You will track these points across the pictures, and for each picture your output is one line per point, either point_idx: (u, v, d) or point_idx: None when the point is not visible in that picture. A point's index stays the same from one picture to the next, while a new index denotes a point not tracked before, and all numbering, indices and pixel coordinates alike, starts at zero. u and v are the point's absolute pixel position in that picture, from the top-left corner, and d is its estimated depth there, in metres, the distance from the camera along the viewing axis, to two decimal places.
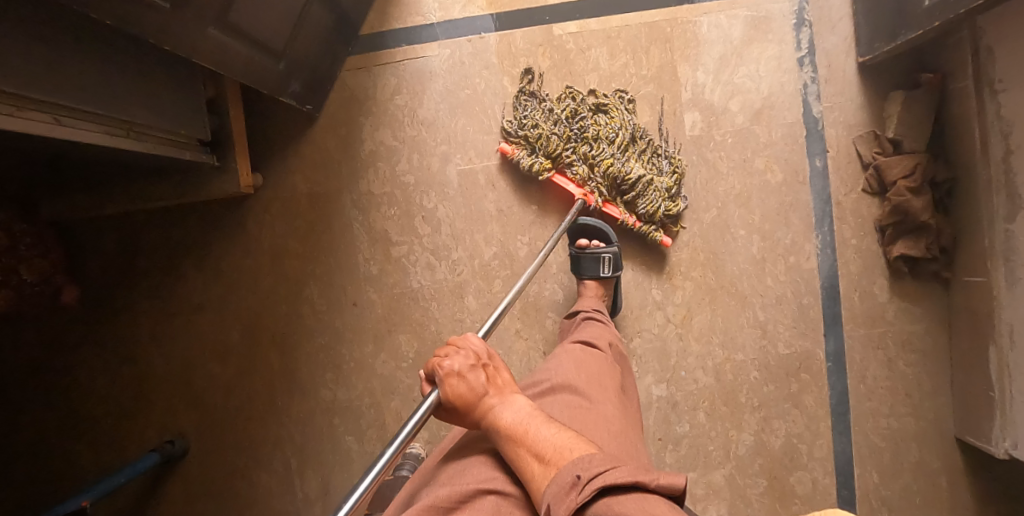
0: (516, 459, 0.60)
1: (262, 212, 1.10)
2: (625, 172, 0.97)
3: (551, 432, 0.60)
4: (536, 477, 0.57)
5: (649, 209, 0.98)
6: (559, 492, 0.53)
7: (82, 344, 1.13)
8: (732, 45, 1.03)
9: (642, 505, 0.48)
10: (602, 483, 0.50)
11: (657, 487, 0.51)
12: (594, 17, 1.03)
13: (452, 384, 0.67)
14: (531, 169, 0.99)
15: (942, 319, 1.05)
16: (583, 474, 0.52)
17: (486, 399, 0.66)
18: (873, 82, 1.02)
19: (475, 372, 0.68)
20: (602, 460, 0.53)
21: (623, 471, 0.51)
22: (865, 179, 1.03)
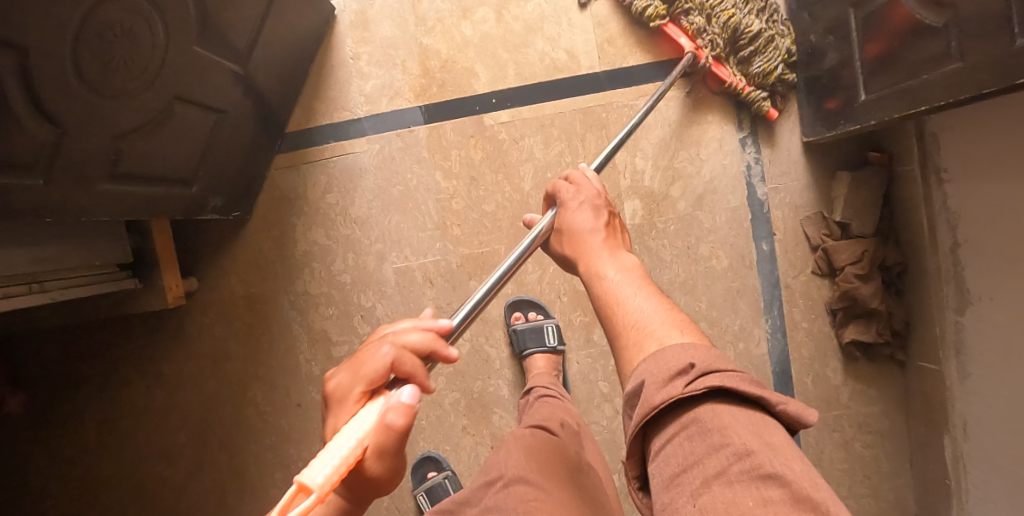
0: (610, 311, 0.60)
1: (201, 314, 1.08)
2: (746, 26, 0.90)
3: (650, 303, 0.58)
4: (629, 342, 0.55)
5: (763, 69, 0.92)
6: (661, 373, 0.48)
7: (26, 452, 1.11)
8: (670, 128, 0.99)
9: (757, 424, 0.44)
10: (716, 381, 0.45)
11: (776, 411, 0.46)
12: (525, 105, 0.99)
13: (567, 217, 0.70)
14: (645, 14, 0.94)
15: (900, 399, 1.02)
16: (697, 364, 0.47)
17: (592, 239, 0.68)
18: (819, 161, 0.98)
19: (595, 211, 0.71)
20: (718, 356, 0.49)
21: (748, 382, 0.46)
22: (814, 261, 0.99)
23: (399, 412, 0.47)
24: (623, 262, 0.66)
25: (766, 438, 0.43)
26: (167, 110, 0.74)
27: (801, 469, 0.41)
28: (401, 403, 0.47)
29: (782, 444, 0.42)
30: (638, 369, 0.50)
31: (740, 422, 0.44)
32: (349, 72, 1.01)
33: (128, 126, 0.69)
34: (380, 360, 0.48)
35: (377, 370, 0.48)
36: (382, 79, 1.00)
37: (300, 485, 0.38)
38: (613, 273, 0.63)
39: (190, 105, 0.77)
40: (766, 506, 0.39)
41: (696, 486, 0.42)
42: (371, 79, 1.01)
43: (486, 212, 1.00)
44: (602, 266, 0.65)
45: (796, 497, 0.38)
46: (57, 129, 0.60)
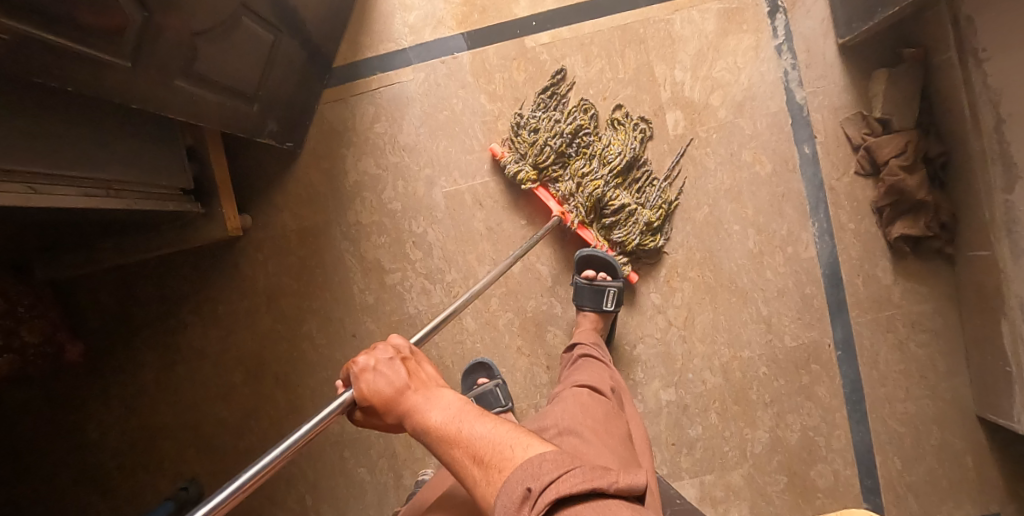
0: (454, 455, 0.54)
1: (253, 253, 1.10)
2: (609, 199, 0.98)
3: (493, 430, 0.54)
4: (476, 481, 0.51)
5: (623, 236, 0.99)
6: (507, 505, 0.46)
7: (85, 401, 1.11)
8: (708, 39, 1.01)
9: (605, 512, 0.45)
10: (556, 495, 0.45)
11: (613, 492, 0.48)
12: (565, 25, 1.02)
13: (369, 387, 0.60)
14: (517, 174, 0.99)
15: (951, 296, 1.03)
16: (534, 485, 0.46)
17: (410, 398, 0.59)
18: (854, 63, 1.00)
19: (392, 367, 0.62)
20: (553, 461, 0.48)
21: (578, 476, 0.47)
22: (857, 162, 1.01)
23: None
24: (452, 398, 0.59)
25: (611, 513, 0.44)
26: (233, 17, 0.75)
27: None
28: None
29: None
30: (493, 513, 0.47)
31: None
32: (392, 5, 1.04)
33: (201, 25, 0.70)
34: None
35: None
36: (424, 9, 1.04)
37: None
38: (443, 416, 0.57)
39: (252, 16, 0.79)
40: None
41: None
42: (414, 10, 1.04)
43: None
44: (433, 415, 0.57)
45: None
46: (145, 13, 0.61)
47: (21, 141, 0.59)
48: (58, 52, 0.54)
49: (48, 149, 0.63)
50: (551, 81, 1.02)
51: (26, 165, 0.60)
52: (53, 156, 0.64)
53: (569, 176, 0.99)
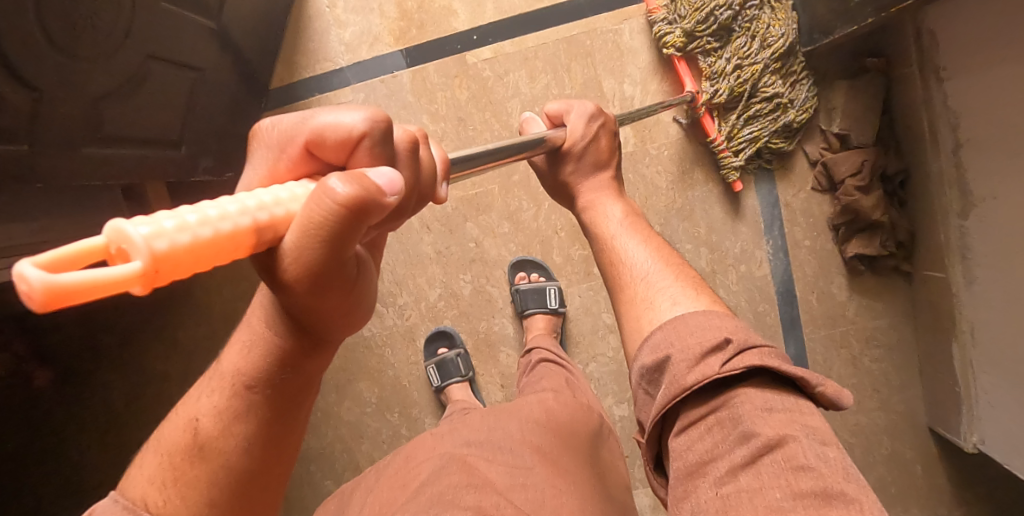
0: (614, 260, 0.66)
1: (210, 278, 1.11)
2: (761, 88, 0.90)
3: (654, 258, 0.63)
4: (637, 298, 0.60)
5: (754, 132, 0.93)
6: (692, 349, 0.49)
7: (55, 425, 1.13)
8: (658, 50, 0.96)
9: (796, 407, 0.44)
10: (754, 363, 0.46)
11: (815, 393, 0.46)
12: (507, 39, 0.97)
13: (580, 140, 0.70)
14: (663, 38, 0.92)
15: (907, 310, 1.01)
16: (735, 342, 0.47)
17: (591, 181, 0.72)
18: (814, 72, 0.95)
19: (602, 141, 0.72)
20: (749, 333, 0.50)
21: (790, 365, 0.46)
22: (813, 178, 0.97)
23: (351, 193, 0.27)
24: (628, 209, 0.71)
25: (800, 421, 0.43)
26: (143, 70, 0.73)
27: (833, 456, 0.41)
28: (363, 177, 0.27)
29: (819, 430, 0.42)
30: (659, 336, 0.53)
31: (772, 405, 0.44)
32: (326, 22, 1.00)
33: (106, 87, 0.69)
34: (337, 124, 0.31)
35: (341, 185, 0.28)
36: (360, 26, 0.99)
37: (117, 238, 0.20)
38: (619, 216, 0.70)
39: (167, 64, 0.77)
40: (795, 499, 0.38)
41: (724, 472, 0.42)
42: (349, 26, 1.00)
43: None
44: (610, 210, 0.70)
45: (824, 487, 0.38)
46: (34, 93, 0.60)
47: None
48: None
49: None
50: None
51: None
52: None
53: (734, 56, 0.89)
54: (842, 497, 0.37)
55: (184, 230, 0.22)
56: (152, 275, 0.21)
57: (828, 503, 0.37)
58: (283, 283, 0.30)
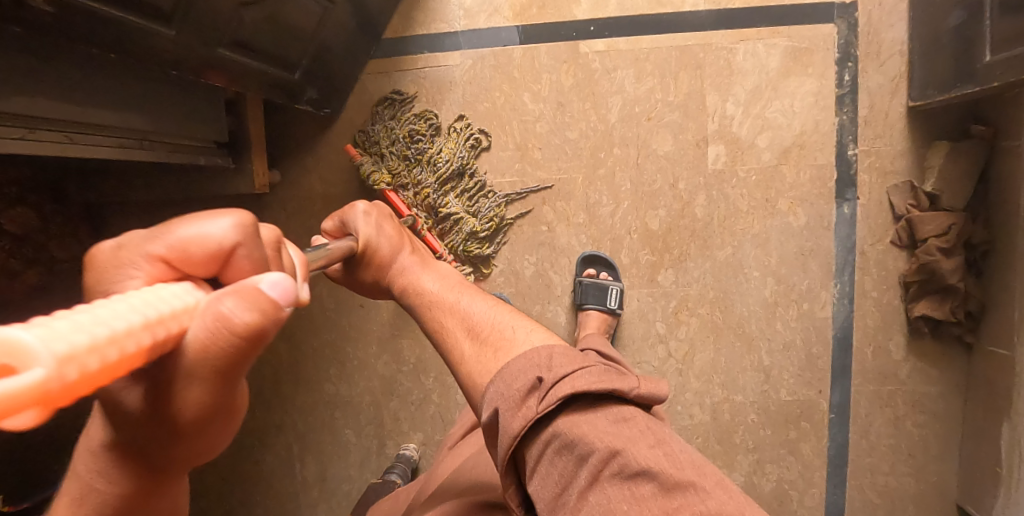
0: (445, 320, 0.58)
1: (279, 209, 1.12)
2: (439, 206, 1.00)
3: (477, 302, 0.59)
4: (467, 355, 0.54)
5: (461, 238, 1.02)
6: (511, 396, 0.47)
7: None
8: (768, 76, 0.97)
9: (620, 419, 0.46)
10: (565, 392, 0.45)
11: (633, 396, 0.48)
12: (623, 36, 0.99)
13: (371, 240, 0.65)
14: (370, 177, 0.99)
15: (960, 382, 1.00)
16: (547, 377, 0.46)
17: (402, 260, 0.66)
18: (918, 129, 0.95)
19: (391, 227, 0.68)
20: (564, 356, 0.48)
21: (593, 377, 0.47)
22: (895, 232, 0.97)
23: (255, 255, 0.30)
24: (439, 269, 0.66)
25: (627, 428, 0.45)
26: None
27: (661, 453, 0.44)
28: (259, 290, 0.25)
29: (643, 433, 0.45)
30: (487, 395, 0.49)
31: (597, 424, 0.45)
32: None
33: None
34: (201, 235, 0.28)
35: (202, 238, 0.28)
36: None
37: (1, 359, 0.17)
38: (431, 281, 0.63)
39: None
40: (640, 504, 0.41)
41: (575, 502, 0.44)
42: None
43: (568, 138, 1.02)
44: (421, 278, 0.64)
45: (661, 487, 0.42)
46: None
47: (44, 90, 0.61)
48: (102, 15, 0.55)
49: (74, 98, 0.64)
50: (387, 98, 1.04)
51: (44, 113, 0.61)
52: (79, 104, 0.65)
53: (404, 178, 1.00)
54: (679, 491, 0.42)
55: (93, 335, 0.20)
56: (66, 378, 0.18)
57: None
58: (175, 423, 0.29)
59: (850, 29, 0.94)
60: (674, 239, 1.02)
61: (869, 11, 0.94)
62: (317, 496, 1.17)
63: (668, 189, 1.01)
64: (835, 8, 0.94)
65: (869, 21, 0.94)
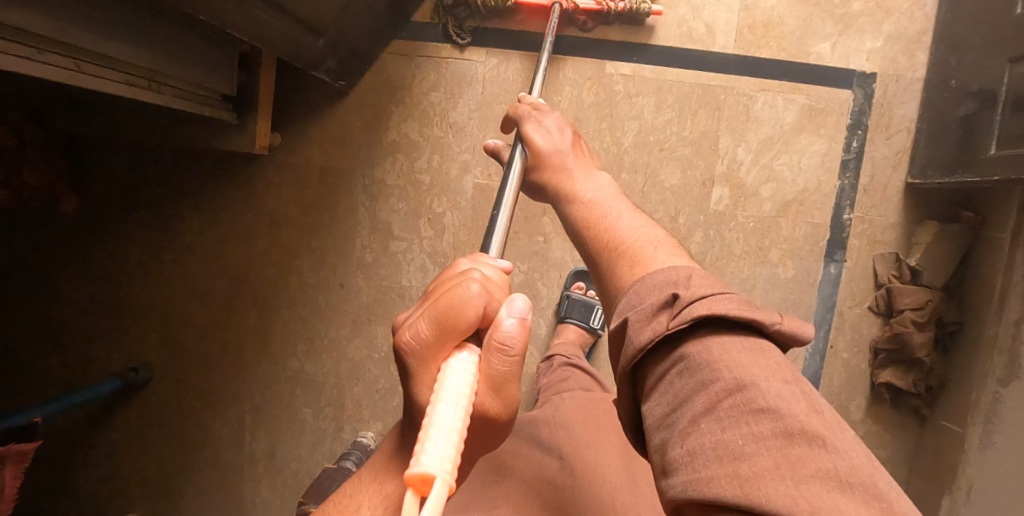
0: (593, 216, 0.63)
1: (273, 173, 1.08)
2: None
3: (640, 221, 0.59)
4: (612, 259, 0.55)
5: None
6: (644, 307, 0.44)
7: (68, 253, 1.13)
8: (781, 129, 0.99)
9: (757, 351, 0.39)
10: (702, 311, 0.40)
11: (776, 333, 0.41)
12: (649, 64, 0.99)
13: (545, 150, 0.73)
14: (492, 1, 0.95)
15: (909, 451, 1.05)
16: (683, 295, 0.42)
17: (568, 163, 0.72)
18: (912, 204, 0.99)
19: (563, 138, 0.74)
20: (706, 279, 0.44)
21: (736, 305, 0.41)
22: (874, 298, 1.01)
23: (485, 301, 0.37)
24: (607, 183, 0.69)
25: (760, 363, 0.38)
26: None
27: (796, 397, 0.36)
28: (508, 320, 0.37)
29: (777, 369, 0.38)
30: (619, 305, 0.47)
31: (730, 351, 0.39)
32: None
33: None
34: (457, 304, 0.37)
35: (460, 308, 0.36)
36: None
37: (419, 477, 0.30)
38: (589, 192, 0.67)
39: None
40: (757, 443, 0.34)
41: (683, 427, 0.38)
42: None
43: None
44: (582, 187, 0.68)
45: (787, 431, 0.34)
46: None
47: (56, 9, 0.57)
48: None
49: (71, 21, 0.59)
50: None
51: (51, 32, 0.58)
52: (64, 22, 0.58)
53: None
54: (811, 441, 0.33)
55: (453, 452, 0.31)
56: (455, 481, 0.31)
57: (796, 464, 0.32)
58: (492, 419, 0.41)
59: (865, 99, 0.97)
60: None
61: (886, 85, 0.97)
62: (263, 471, 1.14)
63: (667, 221, 1.02)
64: (855, 76, 0.97)
65: (884, 95, 0.97)
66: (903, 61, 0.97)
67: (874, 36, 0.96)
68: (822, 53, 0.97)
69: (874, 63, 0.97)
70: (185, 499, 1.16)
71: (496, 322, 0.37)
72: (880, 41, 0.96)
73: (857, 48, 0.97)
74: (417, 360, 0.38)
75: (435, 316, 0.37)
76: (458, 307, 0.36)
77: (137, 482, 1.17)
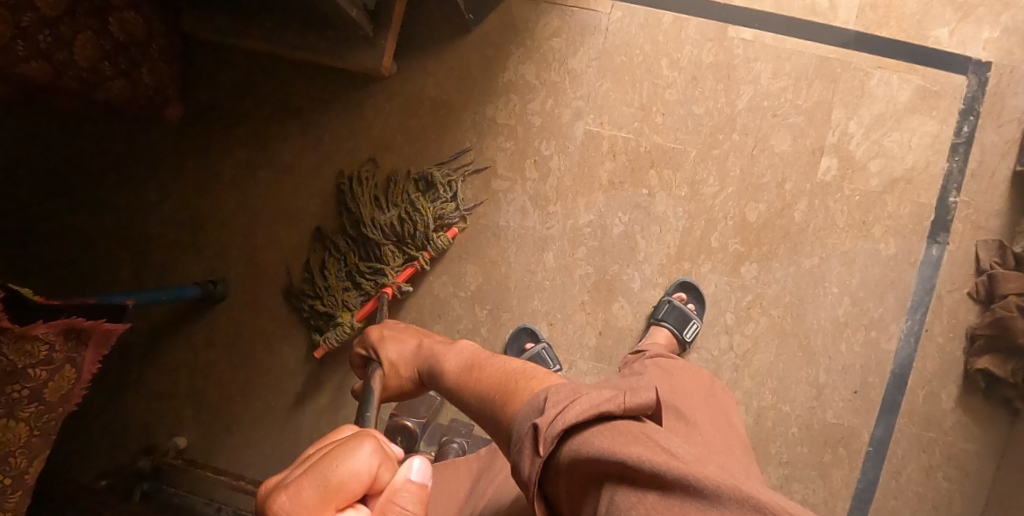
0: (463, 377, 0.60)
1: (382, 102, 1.09)
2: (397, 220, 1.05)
3: (507, 365, 0.58)
4: (489, 419, 0.51)
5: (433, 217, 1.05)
6: (518, 448, 0.42)
7: (164, 161, 1.12)
8: (894, 108, 1.01)
9: (618, 435, 0.38)
10: (561, 428, 0.39)
11: (627, 413, 0.41)
12: (771, 32, 1.02)
13: (399, 344, 0.72)
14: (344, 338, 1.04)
15: (999, 447, 1.02)
16: (537, 424, 0.40)
17: (424, 346, 0.70)
18: (1019, 193, 1.00)
19: (408, 333, 0.75)
20: (557, 394, 0.43)
21: (585, 405, 0.40)
22: (973, 284, 1.01)
23: (388, 459, 0.38)
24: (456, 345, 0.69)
25: (618, 439, 0.37)
26: None
27: (665, 455, 0.36)
28: (412, 475, 0.39)
29: (638, 436, 0.38)
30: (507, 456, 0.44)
31: (595, 442, 0.38)
32: None
33: None
34: (361, 456, 0.36)
35: (350, 473, 0.35)
36: None
37: None
38: (447, 358, 0.65)
39: None
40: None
41: None
42: None
43: (693, 112, 1.03)
44: (439, 357, 0.66)
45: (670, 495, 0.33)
46: None
47: None
48: None
49: None
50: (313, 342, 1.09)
51: None
52: None
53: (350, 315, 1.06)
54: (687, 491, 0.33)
55: None
56: None
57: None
58: None
59: (979, 86, 1.00)
60: (767, 236, 1.03)
61: (1000, 75, 1.00)
62: (326, 403, 1.12)
63: (774, 187, 1.03)
64: (970, 63, 1.00)
65: (998, 85, 1.00)
66: (1018, 54, 1.00)
67: (992, 27, 1.00)
68: (940, 38, 1.00)
69: (989, 53, 1.00)
70: (241, 427, 1.13)
71: (397, 487, 0.38)
72: (997, 33, 1.00)
73: (974, 37, 1.00)
74: None
75: (322, 480, 0.34)
76: (349, 473, 0.35)
77: (193, 403, 1.13)
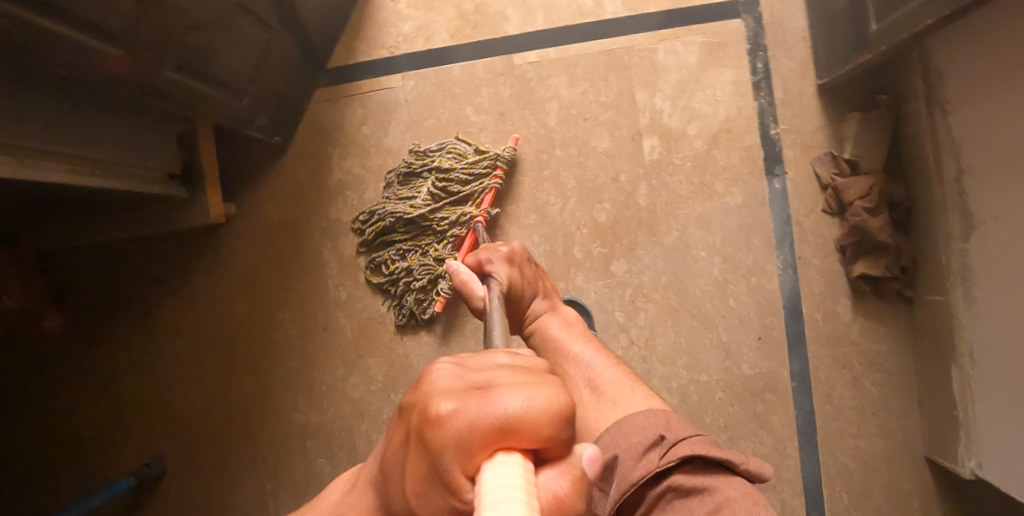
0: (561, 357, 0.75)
1: (236, 241, 1.13)
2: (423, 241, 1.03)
3: (596, 355, 0.74)
4: (585, 400, 0.70)
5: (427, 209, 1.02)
6: (634, 448, 0.59)
7: (65, 369, 1.16)
8: (689, 71, 1.05)
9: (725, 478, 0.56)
10: (684, 450, 0.57)
11: (738, 470, 0.58)
12: (551, 46, 1.06)
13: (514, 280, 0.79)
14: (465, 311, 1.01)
15: (910, 337, 1.04)
16: (668, 438, 0.59)
17: (536, 304, 0.81)
18: (831, 103, 1.04)
19: (530, 272, 0.81)
20: (683, 427, 0.61)
21: (707, 449, 0.58)
22: (824, 200, 1.04)
23: (563, 406, 0.24)
24: (562, 318, 0.81)
25: (724, 484, 0.55)
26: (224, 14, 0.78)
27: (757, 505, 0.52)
28: (592, 455, 0.25)
29: (738, 489, 0.55)
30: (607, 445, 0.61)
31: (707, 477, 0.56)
32: (389, 14, 1.10)
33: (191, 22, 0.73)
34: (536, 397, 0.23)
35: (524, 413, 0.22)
36: (420, 21, 1.09)
37: None
38: (557, 326, 0.79)
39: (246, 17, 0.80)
40: None
41: None
42: (410, 20, 1.09)
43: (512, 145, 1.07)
44: (550, 324, 0.79)
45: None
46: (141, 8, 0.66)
47: (23, 116, 0.64)
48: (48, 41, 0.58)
49: (37, 121, 0.67)
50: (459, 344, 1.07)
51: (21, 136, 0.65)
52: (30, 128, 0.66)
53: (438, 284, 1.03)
54: None
55: None
56: None
57: None
58: None
59: (755, 23, 1.04)
60: (623, 229, 1.06)
61: (769, 6, 1.04)
62: None
63: (610, 183, 1.06)
64: (739, 5, 1.04)
65: (771, 15, 1.04)
66: None
67: None
68: None
69: None
70: None
71: (559, 457, 0.24)
72: None
73: None
74: (432, 451, 0.23)
75: (484, 414, 0.22)
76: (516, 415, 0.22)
77: None
